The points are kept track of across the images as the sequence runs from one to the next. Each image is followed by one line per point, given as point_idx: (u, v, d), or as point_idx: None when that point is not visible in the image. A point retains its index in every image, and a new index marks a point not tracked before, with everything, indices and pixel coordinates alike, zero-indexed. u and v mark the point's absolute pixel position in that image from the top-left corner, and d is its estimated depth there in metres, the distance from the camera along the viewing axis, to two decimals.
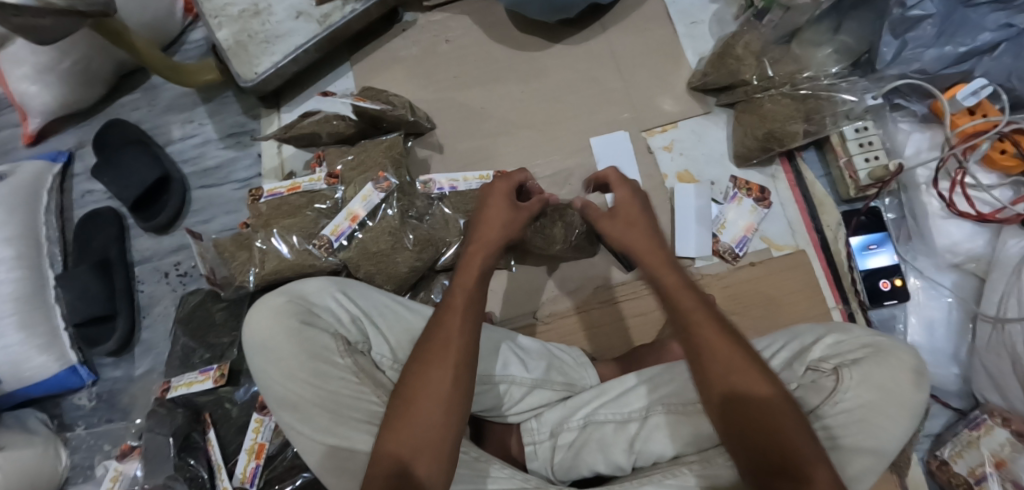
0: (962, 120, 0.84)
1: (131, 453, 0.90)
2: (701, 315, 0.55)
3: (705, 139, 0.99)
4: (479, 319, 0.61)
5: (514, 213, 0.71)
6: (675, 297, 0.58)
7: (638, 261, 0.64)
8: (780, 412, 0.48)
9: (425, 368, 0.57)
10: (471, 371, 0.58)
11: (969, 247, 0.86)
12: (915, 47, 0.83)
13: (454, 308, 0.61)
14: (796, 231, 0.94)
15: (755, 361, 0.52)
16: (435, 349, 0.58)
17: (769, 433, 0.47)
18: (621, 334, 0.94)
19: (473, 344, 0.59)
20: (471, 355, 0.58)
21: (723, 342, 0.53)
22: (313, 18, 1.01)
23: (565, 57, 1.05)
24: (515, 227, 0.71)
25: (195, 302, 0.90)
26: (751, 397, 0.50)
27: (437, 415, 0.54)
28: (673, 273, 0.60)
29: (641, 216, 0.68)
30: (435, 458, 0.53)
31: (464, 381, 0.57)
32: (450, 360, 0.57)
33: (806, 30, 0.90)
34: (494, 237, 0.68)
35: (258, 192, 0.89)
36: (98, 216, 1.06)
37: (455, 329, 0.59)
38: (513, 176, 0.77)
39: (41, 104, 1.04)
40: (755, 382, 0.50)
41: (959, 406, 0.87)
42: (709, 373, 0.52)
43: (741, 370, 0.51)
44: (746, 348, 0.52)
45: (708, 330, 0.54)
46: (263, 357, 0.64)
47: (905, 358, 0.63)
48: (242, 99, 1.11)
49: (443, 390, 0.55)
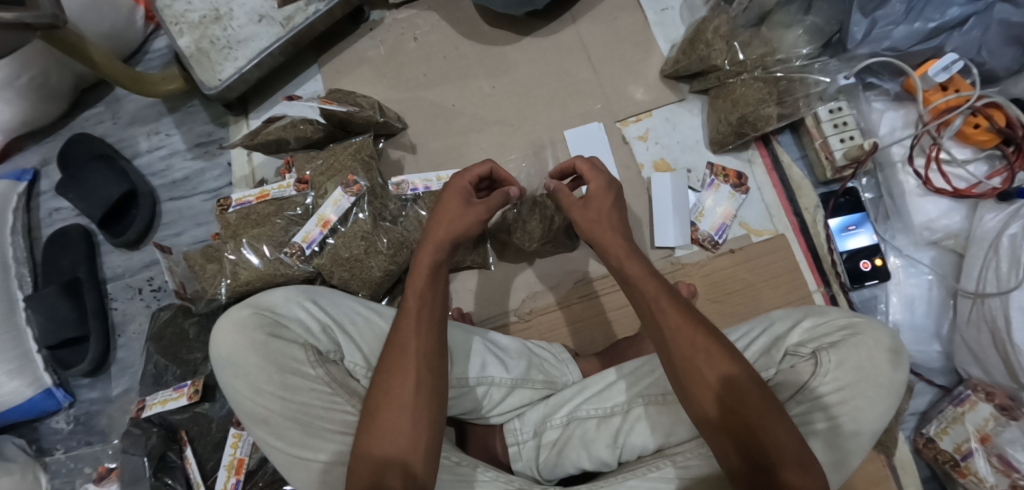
0: (935, 96, 0.84)
1: (109, 475, 0.88)
2: (675, 314, 0.54)
3: (679, 127, 0.98)
4: (437, 320, 0.62)
5: (475, 212, 0.71)
6: (645, 292, 0.57)
7: (607, 253, 0.63)
8: (759, 410, 0.48)
9: (388, 378, 0.58)
10: (433, 372, 0.58)
11: (946, 223, 0.86)
12: (884, 25, 0.82)
13: (409, 314, 0.61)
14: (774, 216, 0.93)
15: (731, 356, 0.51)
16: (395, 357, 0.59)
17: (748, 432, 0.48)
18: (603, 328, 0.93)
19: (433, 346, 0.60)
20: (431, 358, 0.59)
21: (697, 341, 0.52)
22: (276, 21, 0.98)
23: (534, 50, 1.04)
24: (473, 226, 0.71)
25: (165, 318, 0.88)
26: (730, 397, 0.49)
27: (403, 422, 0.55)
28: (627, 268, 0.60)
29: (611, 211, 0.66)
30: (410, 465, 0.54)
31: (427, 384, 0.57)
32: (409, 365, 0.58)
33: (776, 12, 0.90)
34: (446, 236, 0.68)
35: (226, 202, 0.87)
36: (65, 235, 1.04)
37: (411, 334, 0.60)
38: (470, 169, 0.77)
39: (0, 122, 1.01)
40: (733, 381, 0.50)
41: (943, 383, 0.87)
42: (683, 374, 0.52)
43: (713, 371, 0.50)
44: (723, 347, 0.52)
45: (681, 328, 0.53)
46: (230, 371, 0.63)
47: (883, 339, 0.62)
48: (209, 107, 1.09)
49: (406, 397, 0.56)
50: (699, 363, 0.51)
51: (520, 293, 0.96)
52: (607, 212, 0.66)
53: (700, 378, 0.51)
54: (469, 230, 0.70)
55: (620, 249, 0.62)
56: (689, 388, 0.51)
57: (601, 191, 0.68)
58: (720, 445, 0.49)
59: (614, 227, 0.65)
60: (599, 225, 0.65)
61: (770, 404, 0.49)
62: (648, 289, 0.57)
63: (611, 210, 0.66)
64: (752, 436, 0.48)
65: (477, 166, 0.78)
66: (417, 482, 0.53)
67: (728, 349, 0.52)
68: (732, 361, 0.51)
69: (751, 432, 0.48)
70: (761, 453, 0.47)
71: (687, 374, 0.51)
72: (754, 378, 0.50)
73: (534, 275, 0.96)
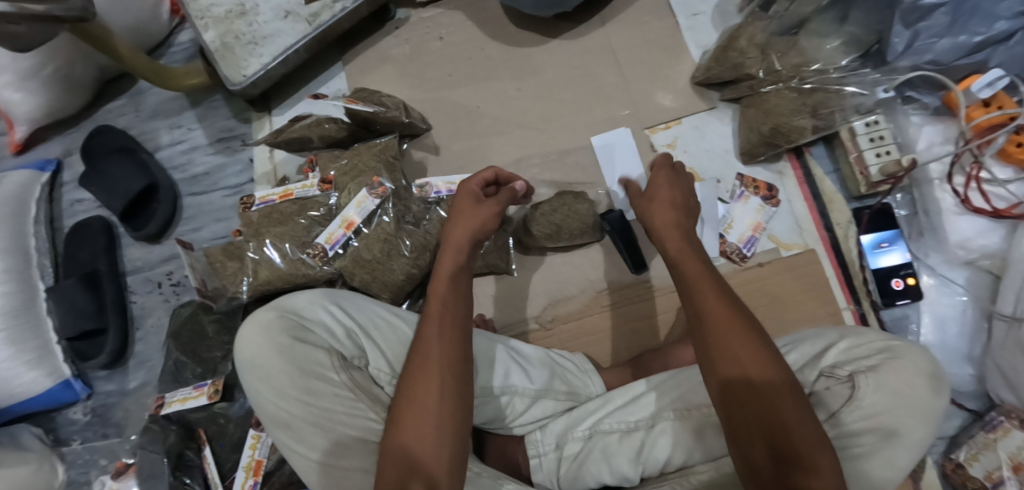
0: (977, 113, 0.81)
1: (125, 471, 0.88)
2: (716, 301, 0.53)
3: (707, 135, 0.96)
4: (460, 326, 0.60)
5: (489, 211, 0.70)
6: (692, 280, 0.56)
7: (658, 238, 0.63)
8: (790, 409, 0.47)
9: (412, 386, 0.57)
10: (457, 379, 0.57)
11: (982, 243, 0.83)
12: (927, 38, 0.80)
13: (430, 320, 0.61)
14: (804, 229, 0.92)
15: (767, 351, 0.50)
16: (418, 364, 0.58)
17: (778, 430, 0.46)
18: (626, 339, 0.91)
19: (457, 353, 0.59)
20: (456, 365, 0.58)
21: (736, 330, 0.51)
22: (301, 18, 0.97)
23: (561, 53, 1.02)
24: (489, 222, 0.70)
25: (186, 314, 0.88)
26: (766, 391, 0.48)
27: (427, 431, 0.54)
28: (678, 255, 0.60)
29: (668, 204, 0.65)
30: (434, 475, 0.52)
31: (451, 392, 0.56)
32: (432, 372, 0.57)
33: (812, 20, 0.86)
34: (463, 237, 0.67)
35: (249, 201, 0.86)
36: (87, 227, 1.04)
37: (434, 340, 0.59)
38: (478, 174, 0.76)
39: (25, 112, 1.02)
40: (768, 376, 0.49)
41: (974, 407, 0.84)
42: (719, 363, 0.51)
43: (748, 363, 0.49)
44: (760, 340, 0.51)
45: (721, 317, 0.52)
46: (252, 374, 0.62)
47: (922, 364, 0.59)
48: (231, 103, 1.08)
49: (431, 405, 0.55)
50: (736, 353, 0.50)
51: (542, 300, 0.94)
52: (662, 203, 0.66)
53: (738, 367, 0.50)
54: (483, 229, 0.69)
55: (672, 233, 0.62)
56: (723, 380, 0.50)
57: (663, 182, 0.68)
58: (746, 441, 0.48)
59: (670, 214, 0.64)
60: (656, 213, 0.65)
61: (800, 404, 0.48)
62: (694, 274, 0.56)
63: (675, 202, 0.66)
64: (783, 436, 0.46)
65: (484, 171, 0.77)
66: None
67: (768, 343, 0.51)
68: (765, 357, 0.50)
69: (782, 429, 0.46)
70: (787, 451, 0.45)
71: (723, 364, 0.51)
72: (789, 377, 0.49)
73: (557, 282, 0.95)
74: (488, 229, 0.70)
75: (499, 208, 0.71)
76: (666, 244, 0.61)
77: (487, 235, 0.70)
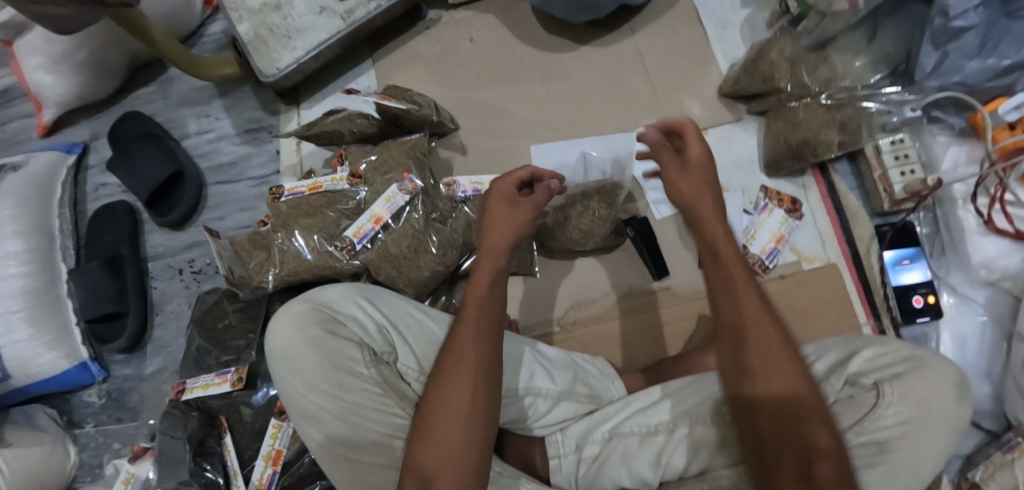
0: (1003, 136, 0.82)
1: (143, 454, 0.85)
2: (754, 306, 0.51)
3: (734, 146, 0.97)
4: (494, 331, 0.61)
5: (527, 214, 0.69)
6: (731, 276, 0.52)
7: (699, 227, 0.56)
8: (819, 421, 0.47)
9: (443, 385, 0.57)
10: (488, 384, 0.58)
11: (1005, 263, 0.84)
12: (956, 58, 0.80)
13: (465, 321, 0.61)
14: (826, 243, 0.93)
15: (799, 365, 0.49)
16: (450, 364, 0.58)
17: (809, 445, 0.46)
18: (648, 344, 0.92)
19: (489, 357, 0.59)
20: (488, 369, 0.58)
21: (771, 340, 0.49)
22: (336, 13, 0.98)
23: (590, 59, 1.03)
24: (525, 226, 0.69)
25: (211, 301, 0.89)
26: (798, 406, 0.47)
27: (458, 431, 0.55)
28: (714, 240, 0.55)
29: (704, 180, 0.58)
30: (459, 475, 0.53)
31: (482, 394, 0.57)
32: (465, 374, 0.57)
33: (841, 38, 0.89)
34: (500, 242, 0.66)
35: (279, 190, 0.87)
36: (111, 211, 1.04)
37: (468, 341, 0.59)
38: (512, 173, 0.75)
39: (55, 95, 1.02)
40: (799, 390, 0.48)
41: (991, 427, 0.85)
42: (752, 373, 0.49)
43: (777, 375, 0.48)
44: (790, 350, 0.49)
45: (759, 324, 0.50)
46: (285, 365, 0.63)
47: (948, 373, 0.59)
48: (260, 94, 1.09)
49: (462, 405, 0.56)
50: (767, 363, 0.49)
51: (564, 303, 0.95)
52: (695, 185, 0.58)
53: (772, 375, 0.48)
54: (522, 232, 0.68)
55: (715, 223, 0.55)
56: (760, 388, 0.48)
57: (695, 159, 0.59)
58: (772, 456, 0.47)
59: (709, 198, 0.57)
60: (690, 195, 0.57)
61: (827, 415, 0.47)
62: (733, 272, 0.52)
63: (707, 180, 0.58)
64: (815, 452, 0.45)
65: (519, 169, 0.76)
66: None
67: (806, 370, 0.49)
68: (790, 367, 0.49)
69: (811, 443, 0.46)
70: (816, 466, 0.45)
71: (755, 376, 0.49)
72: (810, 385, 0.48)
73: (579, 286, 0.96)
74: (526, 231, 0.69)
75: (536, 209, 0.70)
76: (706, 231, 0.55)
77: (522, 239, 0.69)
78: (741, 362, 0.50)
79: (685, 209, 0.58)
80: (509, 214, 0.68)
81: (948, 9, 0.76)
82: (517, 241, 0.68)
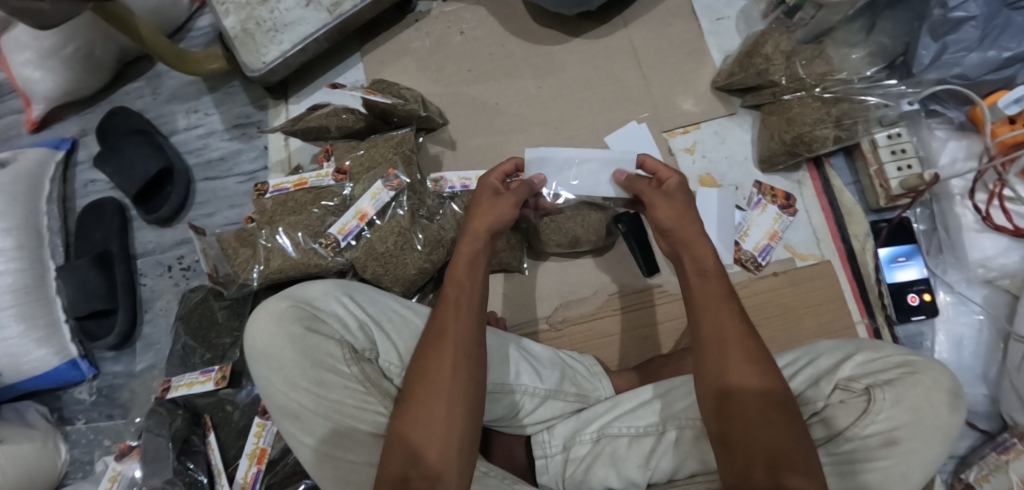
0: (1001, 130, 0.80)
1: (131, 452, 0.84)
2: (733, 319, 0.54)
3: (728, 141, 0.96)
4: (477, 309, 0.61)
5: (506, 203, 0.69)
6: (709, 292, 0.57)
7: (685, 247, 0.61)
8: (788, 427, 0.49)
9: (425, 362, 0.57)
10: (470, 360, 0.57)
11: (1003, 262, 0.82)
12: (956, 50, 0.78)
13: (448, 302, 0.61)
14: (821, 241, 0.92)
15: (773, 369, 0.52)
16: (433, 342, 0.58)
17: (782, 446, 0.47)
18: (638, 343, 0.91)
19: (472, 334, 0.59)
20: (470, 346, 0.58)
21: (748, 349, 0.52)
22: (323, 7, 0.96)
23: (582, 53, 1.01)
24: (507, 214, 0.69)
25: (196, 300, 0.89)
26: (771, 410, 0.49)
27: (439, 406, 0.54)
28: (703, 261, 0.59)
29: (686, 209, 0.64)
30: (441, 451, 0.52)
31: (464, 371, 0.56)
32: (446, 350, 0.57)
33: (839, 29, 0.85)
34: (482, 227, 0.67)
35: (264, 186, 0.86)
36: (101, 208, 1.04)
37: (450, 319, 0.59)
38: (497, 168, 0.76)
39: (43, 90, 1.02)
40: (772, 393, 0.50)
41: (986, 427, 0.83)
42: (732, 377, 0.52)
43: (753, 379, 0.51)
44: (764, 357, 0.52)
45: (733, 335, 0.53)
46: (264, 363, 0.63)
47: (942, 380, 0.57)
48: (250, 89, 1.08)
49: (443, 382, 0.55)
50: (738, 365, 0.52)
51: (555, 301, 0.95)
52: (682, 210, 0.64)
53: (743, 377, 0.51)
54: (501, 221, 0.68)
55: (702, 243, 0.60)
56: (736, 390, 0.51)
57: (680, 188, 0.67)
58: (746, 458, 0.48)
59: (694, 222, 0.63)
60: (680, 220, 0.63)
61: (795, 420, 0.50)
62: (712, 289, 0.57)
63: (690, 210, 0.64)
64: (786, 454, 0.47)
65: (504, 163, 0.77)
66: (450, 468, 0.52)
67: (779, 380, 0.52)
68: (764, 374, 0.51)
69: (781, 444, 0.47)
70: (787, 465, 0.46)
71: (736, 378, 0.51)
72: (782, 389, 0.51)
73: (569, 283, 0.95)
74: (509, 219, 0.69)
75: (516, 201, 0.70)
76: (695, 250, 0.60)
77: (504, 226, 0.69)
78: (719, 367, 0.53)
79: (671, 232, 0.63)
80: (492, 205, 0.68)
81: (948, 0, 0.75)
82: (501, 228, 0.68)
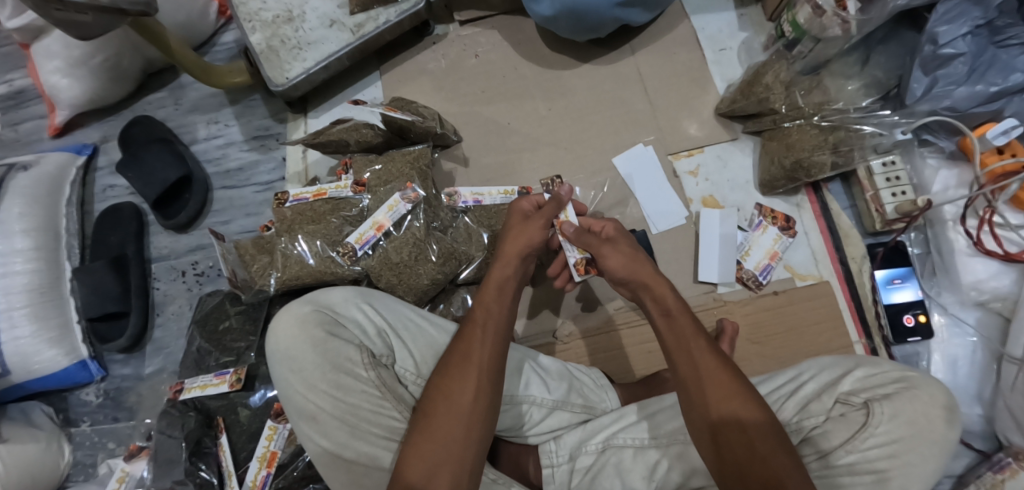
0: (991, 160, 0.84)
1: (139, 453, 0.85)
2: (707, 356, 0.57)
3: (729, 165, 1.00)
4: (500, 334, 0.63)
5: (538, 227, 0.73)
6: (682, 329, 0.61)
7: (646, 289, 0.67)
8: (778, 456, 0.50)
9: (447, 382, 0.60)
10: (491, 383, 0.60)
11: (994, 285, 0.86)
12: (945, 84, 0.82)
13: (475, 324, 0.64)
14: (819, 261, 0.95)
15: (755, 398, 0.54)
16: (456, 363, 0.61)
17: (771, 476, 0.49)
18: (642, 357, 0.94)
19: (495, 359, 0.61)
20: (493, 371, 0.60)
21: (726, 384, 0.55)
22: (346, 27, 1.01)
23: (591, 77, 1.06)
24: (536, 237, 0.73)
25: (212, 304, 0.91)
26: (758, 441, 0.51)
27: (457, 427, 0.57)
28: (663, 303, 0.64)
29: (634, 255, 0.70)
30: (456, 470, 0.55)
31: (485, 394, 0.59)
32: (469, 372, 0.59)
33: (835, 62, 0.91)
34: (514, 253, 0.71)
35: (283, 197, 0.89)
36: (119, 212, 1.07)
37: (475, 341, 0.62)
38: (529, 196, 0.80)
39: (69, 97, 1.05)
40: (754, 423, 0.52)
41: (981, 447, 0.85)
42: (713, 408, 0.54)
43: (736, 405, 0.53)
44: (744, 382, 0.55)
45: (709, 366, 0.56)
46: (286, 364, 0.65)
47: (938, 395, 0.60)
48: (270, 103, 1.12)
49: (463, 403, 0.58)
50: (713, 391, 0.55)
51: (563, 315, 0.97)
52: (631, 258, 0.70)
53: (731, 408, 0.53)
54: (530, 244, 0.72)
55: (661, 286, 0.66)
56: (722, 419, 0.53)
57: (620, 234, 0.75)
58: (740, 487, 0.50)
59: (647, 265, 0.69)
60: (632, 267, 0.69)
61: (780, 446, 0.51)
62: (682, 327, 0.60)
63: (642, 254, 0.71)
64: (773, 478, 0.49)
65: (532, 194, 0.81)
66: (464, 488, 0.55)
67: (766, 411, 0.53)
68: (756, 405, 0.54)
69: (770, 468, 0.50)
70: None
71: (723, 407, 0.54)
72: (766, 415, 0.53)
73: (575, 298, 0.97)
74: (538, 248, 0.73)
75: (547, 225, 0.74)
76: (661, 295, 0.65)
77: (535, 249, 0.73)
78: (701, 398, 0.55)
79: (629, 279, 0.69)
80: (523, 230, 0.73)
81: (938, 37, 0.80)
82: (527, 255, 0.71)
